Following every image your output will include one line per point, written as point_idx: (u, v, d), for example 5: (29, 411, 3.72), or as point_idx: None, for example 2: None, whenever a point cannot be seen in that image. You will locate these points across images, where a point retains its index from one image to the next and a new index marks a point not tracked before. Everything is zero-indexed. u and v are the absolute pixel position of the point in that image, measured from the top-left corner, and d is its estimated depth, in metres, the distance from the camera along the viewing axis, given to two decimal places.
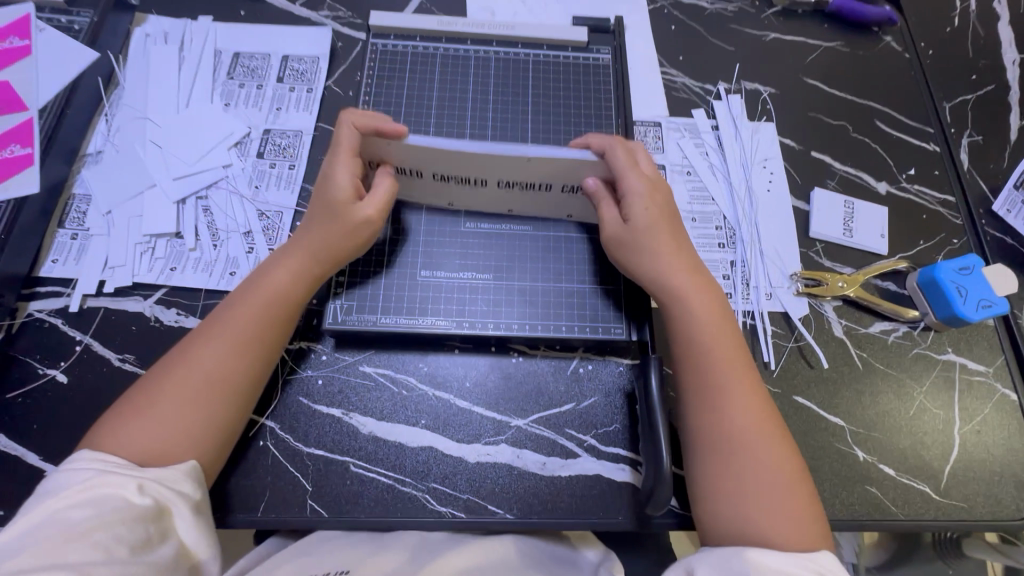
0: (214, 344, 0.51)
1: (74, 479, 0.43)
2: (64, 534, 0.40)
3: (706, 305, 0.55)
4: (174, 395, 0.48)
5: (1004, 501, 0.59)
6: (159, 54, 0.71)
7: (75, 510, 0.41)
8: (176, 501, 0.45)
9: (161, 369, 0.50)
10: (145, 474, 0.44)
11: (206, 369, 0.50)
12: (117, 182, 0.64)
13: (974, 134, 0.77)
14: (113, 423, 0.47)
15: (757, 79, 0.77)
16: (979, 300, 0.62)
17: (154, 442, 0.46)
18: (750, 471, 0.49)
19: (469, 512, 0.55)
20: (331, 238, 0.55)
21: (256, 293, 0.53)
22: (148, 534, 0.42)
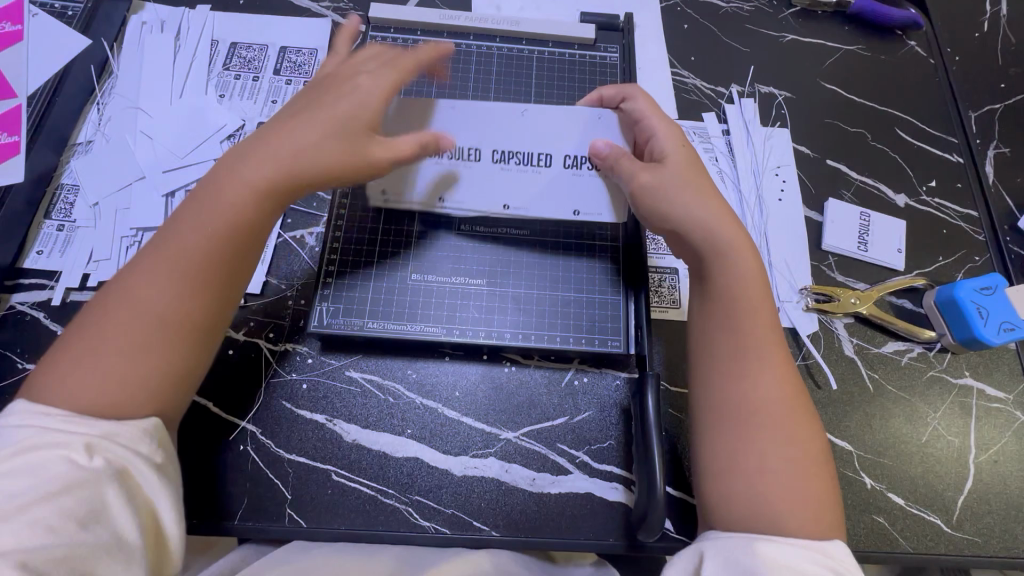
0: (166, 273, 0.43)
1: (12, 438, 0.37)
2: (0, 511, 0.34)
3: (744, 270, 0.50)
4: (120, 330, 0.42)
5: (1021, 537, 0.56)
6: (155, 42, 0.69)
7: (10, 482, 0.35)
8: (132, 463, 0.39)
9: (104, 303, 0.43)
10: (93, 432, 0.38)
11: (157, 301, 0.43)
12: (106, 173, 0.63)
13: (1001, 146, 0.73)
14: (51, 368, 0.41)
15: (771, 82, 0.74)
16: (1001, 323, 0.59)
17: (96, 382, 0.40)
18: (773, 448, 0.45)
19: (452, 527, 0.53)
20: (315, 149, 0.47)
21: (215, 213, 0.45)
22: (101, 504, 0.37)
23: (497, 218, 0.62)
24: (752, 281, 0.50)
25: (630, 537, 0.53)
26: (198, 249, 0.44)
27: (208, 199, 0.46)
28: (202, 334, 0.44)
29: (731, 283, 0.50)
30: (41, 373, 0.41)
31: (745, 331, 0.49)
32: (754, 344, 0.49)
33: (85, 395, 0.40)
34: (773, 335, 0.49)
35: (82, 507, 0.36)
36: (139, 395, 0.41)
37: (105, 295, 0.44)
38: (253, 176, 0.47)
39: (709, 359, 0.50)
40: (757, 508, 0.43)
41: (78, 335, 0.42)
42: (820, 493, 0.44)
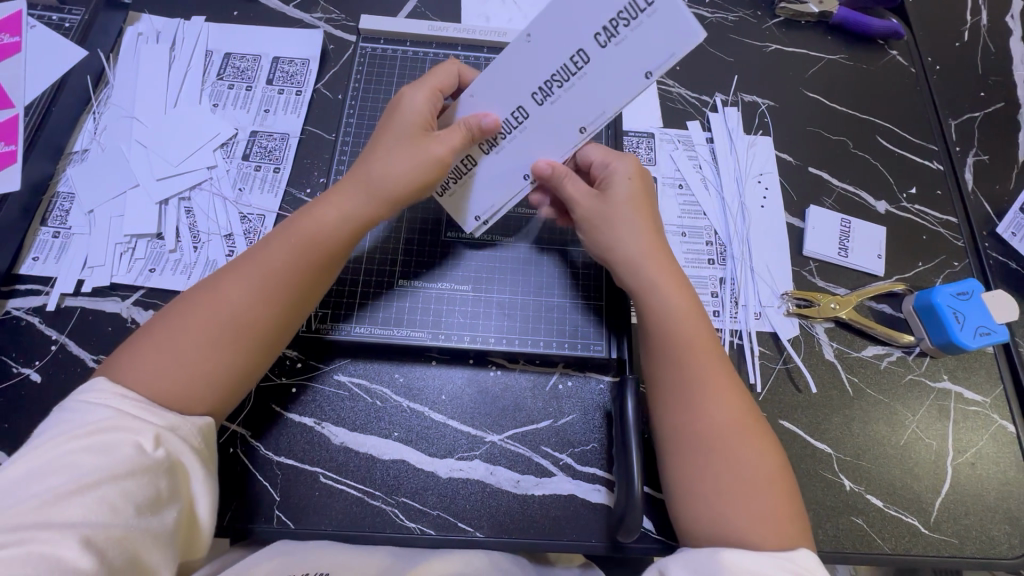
0: (250, 281, 0.48)
1: (86, 417, 0.40)
2: (67, 486, 0.37)
3: (681, 296, 0.53)
4: (202, 330, 0.45)
5: (997, 538, 0.57)
6: (150, 53, 0.70)
7: (80, 457, 0.38)
8: (186, 457, 0.42)
9: (189, 300, 0.47)
10: (159, 423, 0.41)
11: (237, 307, 0.47)
12: (101, 181, 0.64)
13: (981, 153, 0.75)
14: (136, 349, 0.45)
15: (755, 91, 0.75)
16: (978, 327, 0.60)
17: (170, 379, 0.44)
18: (731, 467, 0.46)
19: (437, 529, 0.54)
20: (397, 177, 0.51)
21: (301, 233, 0.50)
22: (157, 493, 0.39)
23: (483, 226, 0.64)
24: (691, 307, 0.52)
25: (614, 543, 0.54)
26: (282, 266, 0.49)
27: (297, 221, 0.51)
28: (264, 344, 0.48)
29: (667, 311, 0.52)
30: (125, 349, 0.45)
31: (684, 357, 0.51)
32: (697, 370, 0.50)
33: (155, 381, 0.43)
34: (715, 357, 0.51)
35: (141, 493, 0.38)
36: (200, 391, 0.44)
37: (191, 292, 0.48)
38: (335, 203, 0.51)
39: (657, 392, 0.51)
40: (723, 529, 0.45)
41: (163, 325, 0.46)
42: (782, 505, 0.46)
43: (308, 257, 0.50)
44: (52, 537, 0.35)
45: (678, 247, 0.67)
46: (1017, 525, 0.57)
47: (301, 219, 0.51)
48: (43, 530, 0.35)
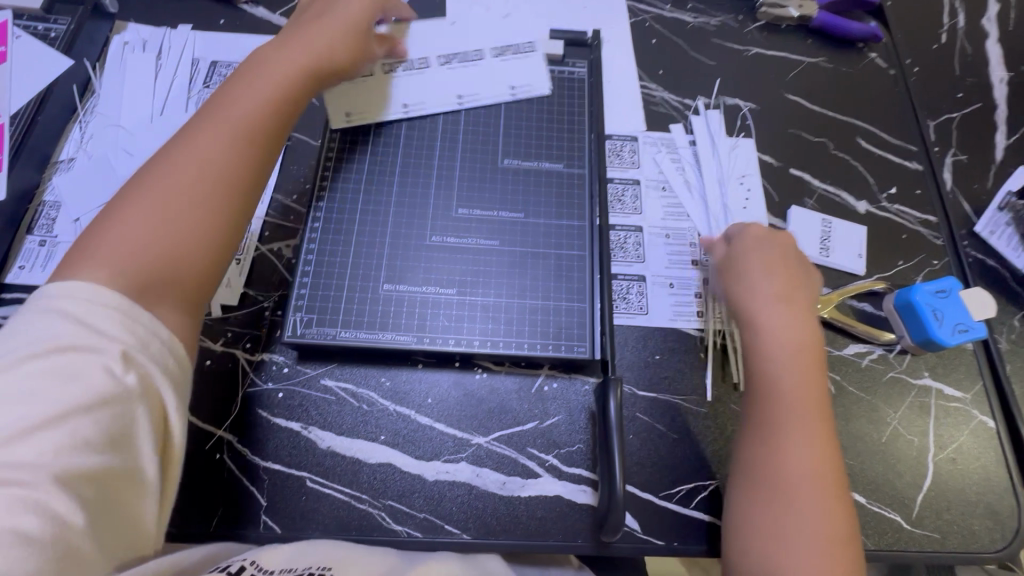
0: (210, 140, 0.50)
1: (49, 334, 0.38)
2: (28, 420, 0.35)
3: (787, 350, 0.55)
4: (171, 190, 0.46)
5: (979, 532, 0.57)
6: (137, 62, 0.71)
7: (42, 386, 0.36)
8: (159, 384, 0.40)
9: (147, 174, 0.48)
10: (125, 340, 0.39)
11: (203, 163, 0.48)
12: (88, 189, 0.64)
13: (959, 153, 0.76)
14: (96, 234, 0.44)
15: (737, 94, 0.76)
16: (956, 324, 0.61)
17: (148, 243, 0.44)
18: (805, 507, 0.48)
19: (425, 531, 0.54)
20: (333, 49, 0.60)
21: (254, 90, 0.54)
22: (128, 424, 0.38)
23: (467, 229, 0.64)
24: (801, 355, 0.55)
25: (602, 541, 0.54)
26: (241, 121, 0.52)
27: (241, 85, 0.55)
28: (247, 194, 0.50)
29: (773, 358, 0.55)
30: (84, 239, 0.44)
31: (785, 404, 0.52)
32: (798, 413, 0.52)
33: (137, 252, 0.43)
34: (821, 410, 0.53)
35: (112, 427, 0.37)
36: (189, 254, 0.46)
37: (147, 170, 0.48)
38: (279, 75, 0.56)
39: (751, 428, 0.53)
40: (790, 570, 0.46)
41: (122, 204, 0.46)
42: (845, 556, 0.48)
43: (267, 117, 0.53)
44: (20, 477, 0.33)
45: (661, 248, 0.67)
46: (998, 520, 0.58)
47: (244, 86, 0.55)
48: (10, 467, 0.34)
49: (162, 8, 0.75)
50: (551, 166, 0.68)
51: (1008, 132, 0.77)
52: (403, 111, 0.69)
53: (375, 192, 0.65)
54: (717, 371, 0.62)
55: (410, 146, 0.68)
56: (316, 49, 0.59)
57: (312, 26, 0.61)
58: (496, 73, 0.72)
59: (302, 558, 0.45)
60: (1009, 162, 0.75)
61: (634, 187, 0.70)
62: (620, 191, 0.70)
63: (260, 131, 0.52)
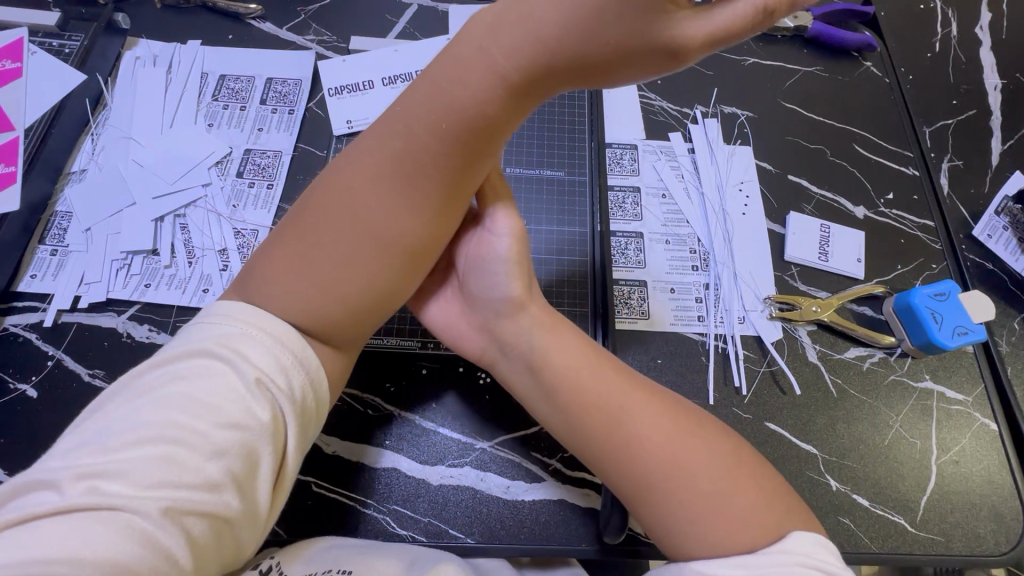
0: (396, 183, 0.42)
1: (199, 363, 0.38)
2: (160, 450, 0.34)
3: (557, 350, 0.49)
4: (349, 243, 0.42)
5: (983, 536, 0.57)
6: (148, 76, 0.73)
7: (180, 411, 0.36)
8: (284, 415, 0.39)
9: (325, 198, 0.43)
10: (264, 369, 0.39)
11: (380, 224, 0.42)
12: (99, 200, 0.66)
13: (955, 159, 0.77)
14: (263, 259, 0.44)
15: (734, 103, 0.78)
16: (956, 327, 0.61)
17: (312, 300, 0.42)
18: (709, 475, 0.43)
19: (428, 536, 0.54)
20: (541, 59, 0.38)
21: (438, 113, 0.40)
22: (253, 463, 0.37)
23: None
24: (569, 344, 0.49)
25: (608, 535, 0.53)
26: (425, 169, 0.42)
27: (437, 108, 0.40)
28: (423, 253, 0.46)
29: (538, 360, 0.49)
30: (267, 245, 0.44)
31: (596, 397, 0.47)
32: (609, 402, 0.46)
33: (302, 312, 0.42)
34: (625, 379, 0.48)
35: (238, 465, 0.36)
36: (351, 318, 0.44)
37: (322, 190, 0.44)
38: (486, 90, 0.39)
39: (603, 453, 0.46)
40: (734, 546, 0.40)
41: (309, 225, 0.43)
42: (765, 482, 0.44)
43: (458, 152, 0.42)
44: (136, 505, 0.33)
45: (662, 255, 0.68)
46: (1002, 522, 0.58)
47: (443, 102, 0.40)
48: (136, 495, 0.33)
49: (172, 23, 0.77)
50: (552, 174, 0.71)
51: (1003, 138, 0.78)
52: None
53: None
54: (719, 375, 0.63)
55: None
56: (560, 32, 0.36)
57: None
58: None
59: (322, 562, 0.46)
60: (1005, 167, 0.76)
61: (635, 194, 0.71)
62: (620, 198, 0.71)
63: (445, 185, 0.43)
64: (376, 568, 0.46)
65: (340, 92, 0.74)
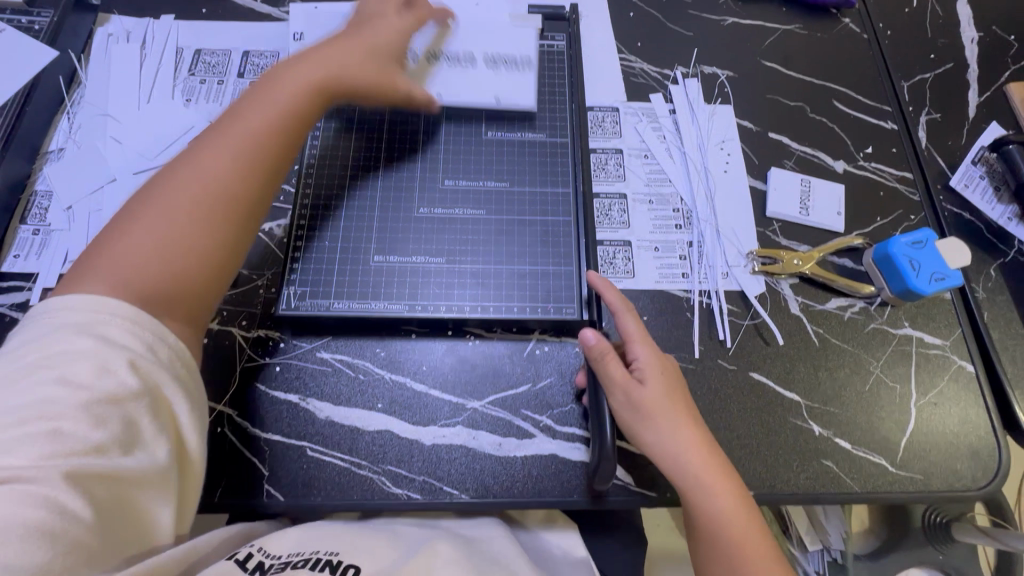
0: (224, 159, 0.52)
1: (66, 343, 0.41)
2: (42, 423, 0.38)
3: (721, 495, 0.51)
4: (173, 211, 0.49)
5: (961, 472, 0.59)
6: (122, 52, 0.72)
7: (53, 389, 0.40)
8: (164, 383, 0.44)
9: (146, 194, 0.51)
10: (129, 343, 0.43)
11: (205, 191, 0.50)
12: (79, 178, 0.65)
13: (933, 112, 0.78)
14: (89, 258, 0.48)
15: (715, 63, 0.78)
16: (933, 273, 0.62)
17: (137, 268, 0.46)
18: None
19: (424, 493, 0.56)
20: (339, 65, 0.60)
21: (252, 106, 0.55)
22: (134, 427, 0.42)
23: (455, 201, 0.65)
24: (726, 494, 0.52)
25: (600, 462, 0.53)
26: (248, 144, 0.53)
27: (249, 105, 0.56)
28: (250, 214, 0.52)
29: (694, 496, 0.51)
30: (97, 243, 0.49)
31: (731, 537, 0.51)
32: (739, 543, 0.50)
33: (130, 280, 0.46)
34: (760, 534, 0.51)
35: (122, 430, 0.41)
36: (184, 282, 0.48)
37: (148, 188, 0.51)
38: (297, 89, 0.57)
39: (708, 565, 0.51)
40: None
41: (134, 214, 0.49)
42: None
43: (277, 127, 0.54)
44: (33, 474, 0.37)
45: (645, 214, 0.69)
46: (979, 459, 0.60)
47: (260, 100, 0.56)
48: (34, 466, 0.37)
49: None
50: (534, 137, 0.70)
51: (980, 90, 0.79)
52: None
53: (363, 168, 0.66)
54: (704, 328, 0.64)
55: (395, 123, 0.68)
56: (341, 73, 0.59)
57: (333, 46, 0.61)
58: (472, 40, 0.71)
59: (307, 544, 0.50)
60: (981, 118, 0.77)
61: (618, 156, 0.71)
62: (603, 160, 0.71)
63: (265, 153, 0.53)
64: (363, 548, 0.50)
65: (305, 38, 0.72)
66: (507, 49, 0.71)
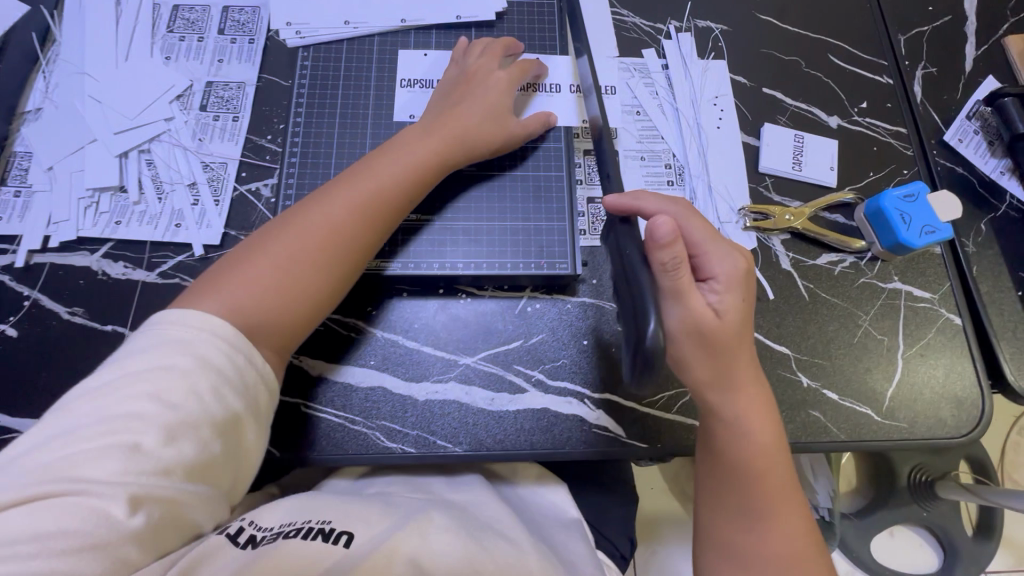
0: (347, 211, 0.53)
1: (160, 359, 0.43)
2: (122, 442, 0.40)
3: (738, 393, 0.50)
4: (289, 252, 0.51)
5: (944, 421, 0.61)
6: (96, 7, 0.69)
7: (141, 403, 0.41)
8: (242, 409, 0.45)
9: (273, 226, 0.54)
10: (223, 368, 0.45)
11: (323, 238, 0.52)
12: (59, 139, 0.64)
13: (929, 66, 0.76)
14: (213, 276, 0.51)
15: (708, 16, 0.76)
16: (923, 226, 0.62)
17: (249, 297, 0.49)
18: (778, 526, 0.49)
19: (418, 447, 0.57)
20: (469, 126, 0.60)
21: (380, 159, 0.57)
22: (207, 449, 0.43)
23: None
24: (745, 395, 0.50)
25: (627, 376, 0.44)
26: (372, 198, 0.54)
27: (375, 155, 0.57)
28: (353, 268, 0.54)
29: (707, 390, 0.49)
30: (219, 265, 0.52)
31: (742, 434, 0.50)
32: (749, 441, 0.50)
33: (242, 308, 0.48)
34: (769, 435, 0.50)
35: (196, 451, 0.42)
36: (288, 318, 0.51)
37: (276, 220, 0.54)
38: (424, 147, 0.58)
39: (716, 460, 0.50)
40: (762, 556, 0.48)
41: (261, 244, 0.52)
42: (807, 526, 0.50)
43: (404, 186, 0.56)
44: (96, 489, 0.38)
45: (637, 171, 0.68)
46: (963, 408, 0.62)
47: (386, 153, 0.57)
48: (110, 480, 0.38)
49: None
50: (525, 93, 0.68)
51: (978, 43, 0.77)
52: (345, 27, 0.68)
53: (349, 124, 0.65)
54: None
55: (432, 69, 0.68)
56: (467, 124, 0.60)
57: (460, 108, 0.61)
58: (444, 3, 0.70)
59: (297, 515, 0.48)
60: (978, 72, 0.76)
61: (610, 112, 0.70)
62: None
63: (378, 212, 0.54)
64: (358, 517, 0.49)
65: None
66: (477, 13, 0.70)
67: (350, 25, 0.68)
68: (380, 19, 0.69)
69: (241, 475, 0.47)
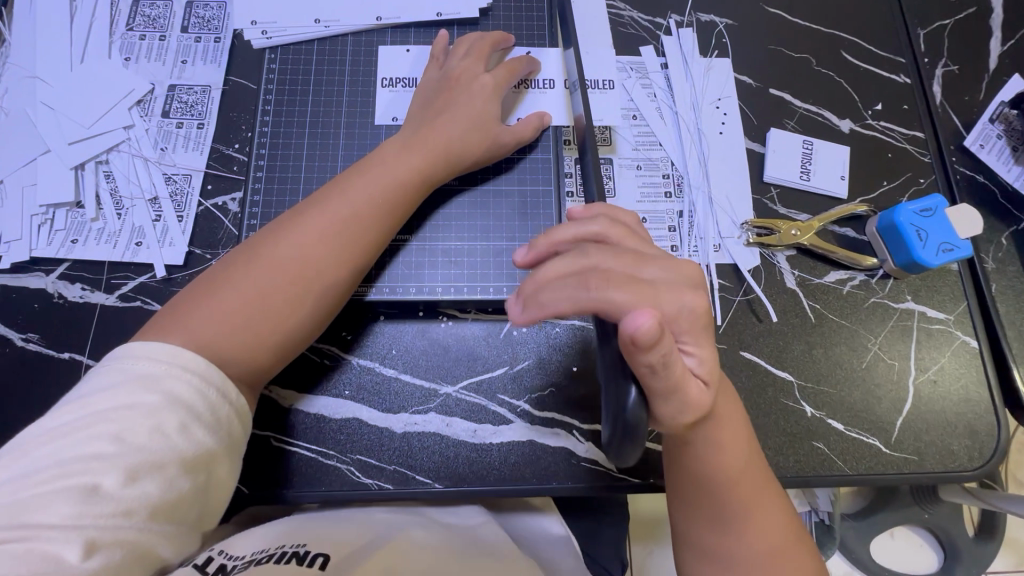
0: (324, 236, 0.49)
1: (119, 394, 0.40)
2: (74, 487, 0.36)
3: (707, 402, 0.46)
4: (262, 282, 0.47)
5: (956, 452, 0.57)
6: (48, 4, 0.64)
7: (97, 443, 0.38)
8: (211, 441, 0.41)
9: (244, 251, 0.50)
10: (190, 400, 0.41)
11: (298, 266, 0.48)
12: (10, 150, 0.59)
13: (950, 63, 0.71)
14: (178, 304, 0.47)
15: (712, 10, 0.70)
16: (941, 243, 0.58)
17: (217, 329, 0.45)
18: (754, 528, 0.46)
19: (396, 483, 0.53)
20: (454, 136, 0.55)
21: (359, 177, 0.52)
22: (173, 487, 0.39)
23: None
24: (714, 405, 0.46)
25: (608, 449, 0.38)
26: (349, 222, 0.50)
27: (353, 172, 0.53)
28: (332, 297, 0.50)
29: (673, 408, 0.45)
30: (186, 291, 0.48)
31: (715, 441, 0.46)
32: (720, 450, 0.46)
33: (209, 342, 0.45)
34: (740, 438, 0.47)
35: (160, 490, 0.38)
36: (261, 352, 0.47)
37: (248, 243, 0.51)
38: (406, 164, 0.53)
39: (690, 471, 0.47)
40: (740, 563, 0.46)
41: (231, 270, 0.48)
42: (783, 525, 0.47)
43: (385, 208, 0.52)
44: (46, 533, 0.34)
45: (632, 182, 0.64)
46: (977, 438, 0.58)
47: (365, 170, 0.53)
48: (62, 525, 0.35)
49: None
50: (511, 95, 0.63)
51: (1004, 38, 0.72)
52: (316, 26, 0.63)
53: (321, 132, 0.60)
54: None
55: (415, 65, 0.63)
56: (452, 135, 0.55)
57: (445, 117, 0.56)
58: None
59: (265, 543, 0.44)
60: (1003, 70, 0.70)
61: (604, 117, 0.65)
62: None
63: (358, 236, 0.50)
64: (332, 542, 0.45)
65: None
66: (458, 11, 0.65)
67: (321, 23, 0.63)
68: (353, 16, 0.63)
69: (212, 512, 0.43)
